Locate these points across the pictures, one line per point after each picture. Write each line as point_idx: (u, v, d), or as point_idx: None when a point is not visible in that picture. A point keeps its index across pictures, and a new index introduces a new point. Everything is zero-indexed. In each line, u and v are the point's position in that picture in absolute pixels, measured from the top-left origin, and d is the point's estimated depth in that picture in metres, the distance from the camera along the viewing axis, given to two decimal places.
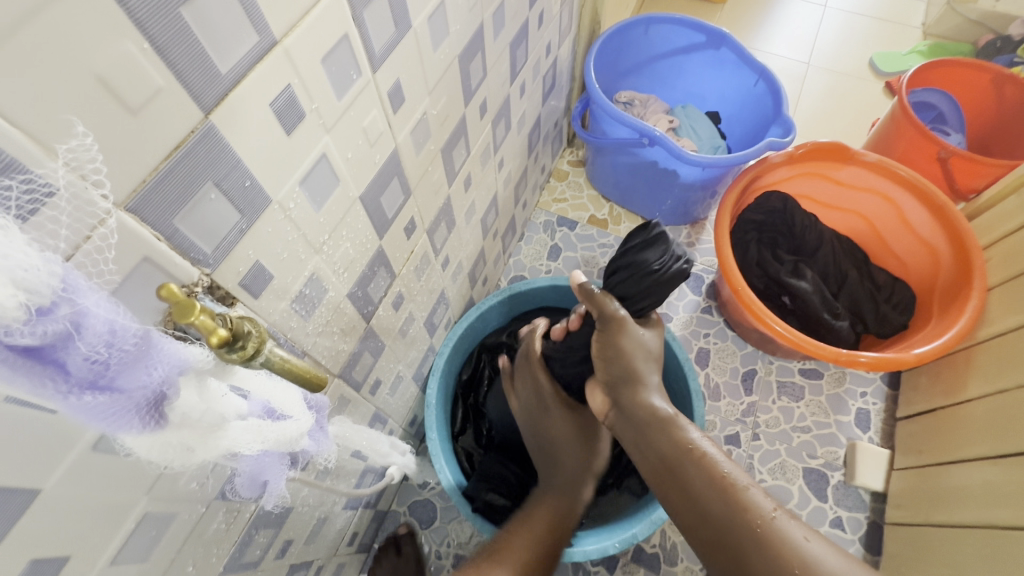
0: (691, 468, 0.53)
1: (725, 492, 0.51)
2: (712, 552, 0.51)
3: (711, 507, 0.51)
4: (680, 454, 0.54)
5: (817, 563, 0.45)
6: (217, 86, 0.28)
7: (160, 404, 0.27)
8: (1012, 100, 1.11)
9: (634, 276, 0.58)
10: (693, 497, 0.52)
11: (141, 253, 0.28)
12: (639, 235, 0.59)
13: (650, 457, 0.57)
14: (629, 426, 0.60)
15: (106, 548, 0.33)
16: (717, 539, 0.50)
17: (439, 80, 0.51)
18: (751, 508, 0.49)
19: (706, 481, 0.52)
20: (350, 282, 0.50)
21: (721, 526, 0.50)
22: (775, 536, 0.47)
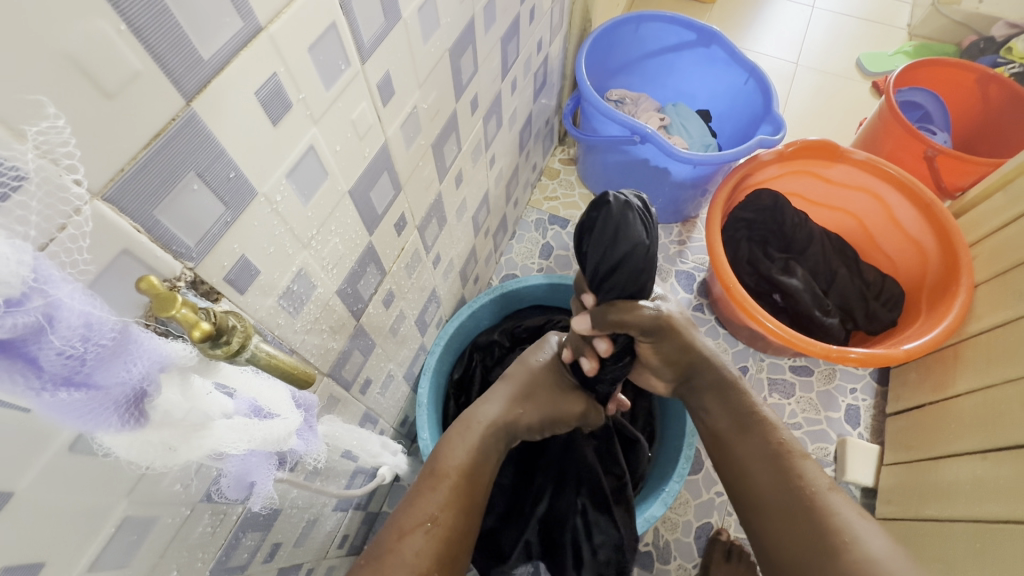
0: (753, 433, 0.58)
1: (782, 459, 0.55)
2: (759, 513, 0.55)
3: (765, 467, 0.55)
4: (747, 419, 0.59)
5: (864, 537, 0.48)
6: (198, 73, 0.27)
7: (141, 401, 0.26)
8: (996, 99, 1.12)
9: (625, 267, 0.51)
10: (748, 461, 0.57)
11: (120, 245, 0.27)
12: (600, 230, 0.49)
13: (713, 422, 0.62)
14: (693, 391, 0.65)
15: (84, 553, 0.32)
16: (766, 501, 0.54)
17: (430, 73, 0.51)
18: (804, 477, 0.53)
19: (765, 446, 0.57)
20: (340, 279, 0.49)
21: (773, 490, 0.54)
22: (825, 506, 0.51)
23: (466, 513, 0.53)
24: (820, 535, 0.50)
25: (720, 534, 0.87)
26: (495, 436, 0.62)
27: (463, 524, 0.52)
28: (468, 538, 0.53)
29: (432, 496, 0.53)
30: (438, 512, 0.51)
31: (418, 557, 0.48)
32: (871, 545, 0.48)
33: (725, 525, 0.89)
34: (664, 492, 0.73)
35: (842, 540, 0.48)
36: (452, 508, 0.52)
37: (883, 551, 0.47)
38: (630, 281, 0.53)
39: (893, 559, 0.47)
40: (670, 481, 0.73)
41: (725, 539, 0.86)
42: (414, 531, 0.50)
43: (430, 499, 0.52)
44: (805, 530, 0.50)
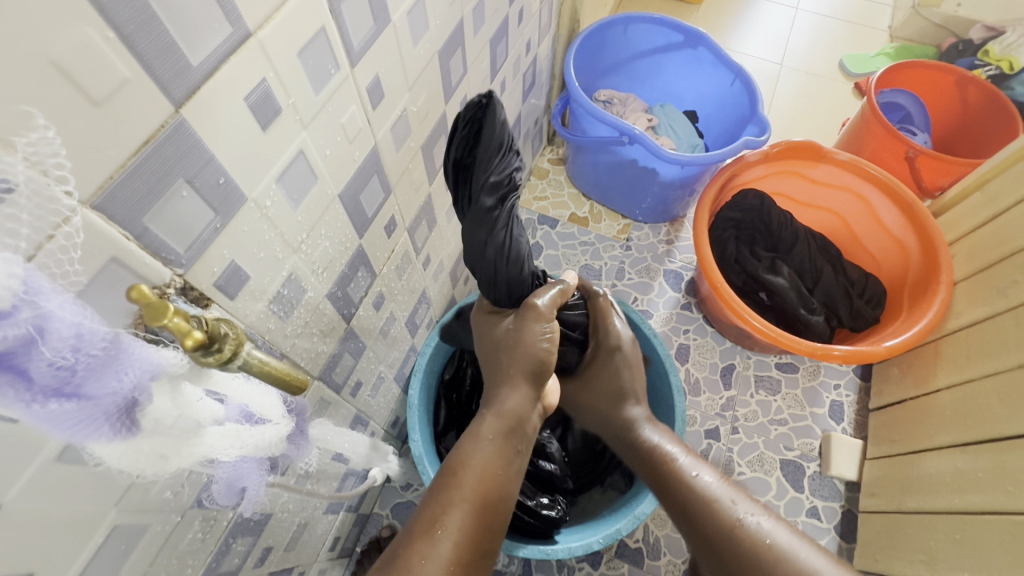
0: (679, 485, 0.59)
1: (705, 501, 0.56)
2: (705, 557, 0.55)
3: (703, 523, 0.55)
4: (664, 472, 0.61)
5: (789, 559, 0.50)
6: (187, 78, 0.27)
7: (132, 410, 0.26)
8: (974, 100, 1.15)
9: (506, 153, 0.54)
10: (682, 513, 0.58)
11: (108, 253, 0.26)
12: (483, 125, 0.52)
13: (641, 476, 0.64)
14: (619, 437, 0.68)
15: (75, 562, 0.31)
16: (706, 547, 0.55)
17: (419, 76, 0.51)
18: (725, 515, 0.54)
19: (697, 501, 0.57)
20: (330, 283, 0.49)
21: (706, 535, 0.55)
22: (750, 540, 0.52)
23: (483, 513, 0.49)
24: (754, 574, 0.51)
25: None
26: (513, 431, 0.55)
27: (478, 523, 0.48)
28: (483, 544, 0.48)
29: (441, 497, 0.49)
30: (447, 515, 0.47)
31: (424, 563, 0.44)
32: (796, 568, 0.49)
33: None
34: None
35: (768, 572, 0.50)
36: (464, 508, 0.48)
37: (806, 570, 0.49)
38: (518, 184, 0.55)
39: (814, 572, 0.49)
40: None
41: None
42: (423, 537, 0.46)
43: (444, 499, 0.49)
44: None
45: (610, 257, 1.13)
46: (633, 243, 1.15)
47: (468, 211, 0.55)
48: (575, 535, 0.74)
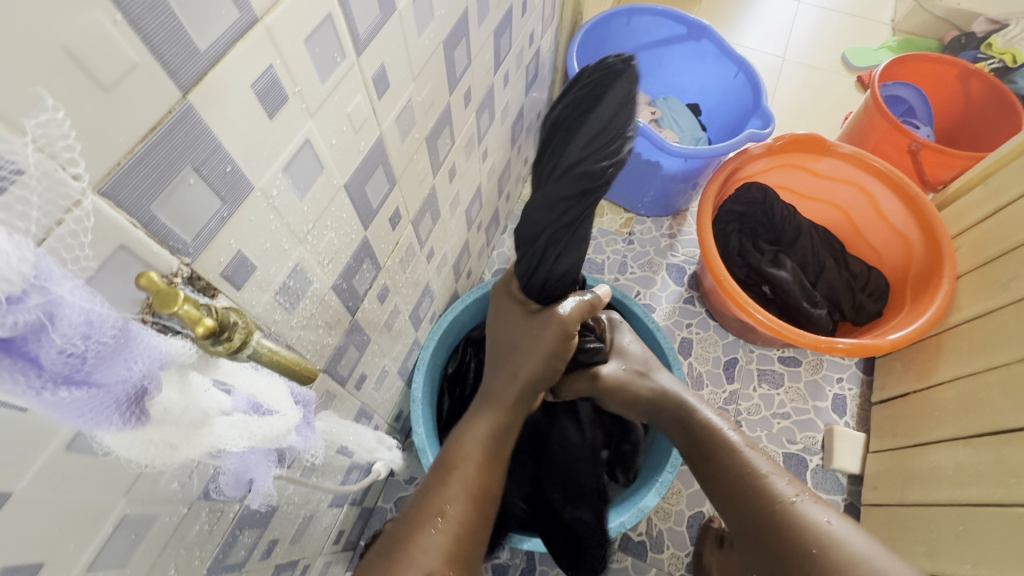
0: (725, 460, 0.58)
1: (751, 477, 0.55)
2: (740, 530, 0.54)
3: (739, 493, 0.55)
4: (712, 447, 0.61)
5: (836, 542, 0.47)
6: (195, 63, 0.26)
7: (141, 400, 0.26)
8: (977, 94, 1.15)
9: (608, 138, 0.51)
10: (725, 487, 0.57)
11: (117, 240, 0.26)
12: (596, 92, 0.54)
13: (689, 453, 0.64)
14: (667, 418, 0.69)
15: (84, 554, 0.31)
16: (746, 522, 0.53)
17: (424, 65, 0.50)
18: (759, 484, 0.54)
19: (734, 472, 0.57)
20: (335, 275, 0.48)
21: (748, 509, 0.53)
22: (794, 516, 0.50)
23: (481, 503, 0.50)
24: (794, 552, 0.48)
25: (711, 522, 0.88)
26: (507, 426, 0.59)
27: (476, 515, 0.49)
28: (480, 533, 0.49)
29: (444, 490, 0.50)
30: (448, 505, 0.48)
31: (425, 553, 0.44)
32: (842, 550, 0.46)
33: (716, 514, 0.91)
34: (657, 482, 0.73)
35: (810, 551, 0.47)
36: (463, 499, 0.49)
37: (853, 554, 0.46)
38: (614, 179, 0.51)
39: (840, 540, 0.47)
40: (664, 470, 0.74)
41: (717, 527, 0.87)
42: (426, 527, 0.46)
43: (445, 491, 0.49)
44: (785, 547, 0.49)
45: (613, 251, 1.13)
46: (635, 237, 1.14)
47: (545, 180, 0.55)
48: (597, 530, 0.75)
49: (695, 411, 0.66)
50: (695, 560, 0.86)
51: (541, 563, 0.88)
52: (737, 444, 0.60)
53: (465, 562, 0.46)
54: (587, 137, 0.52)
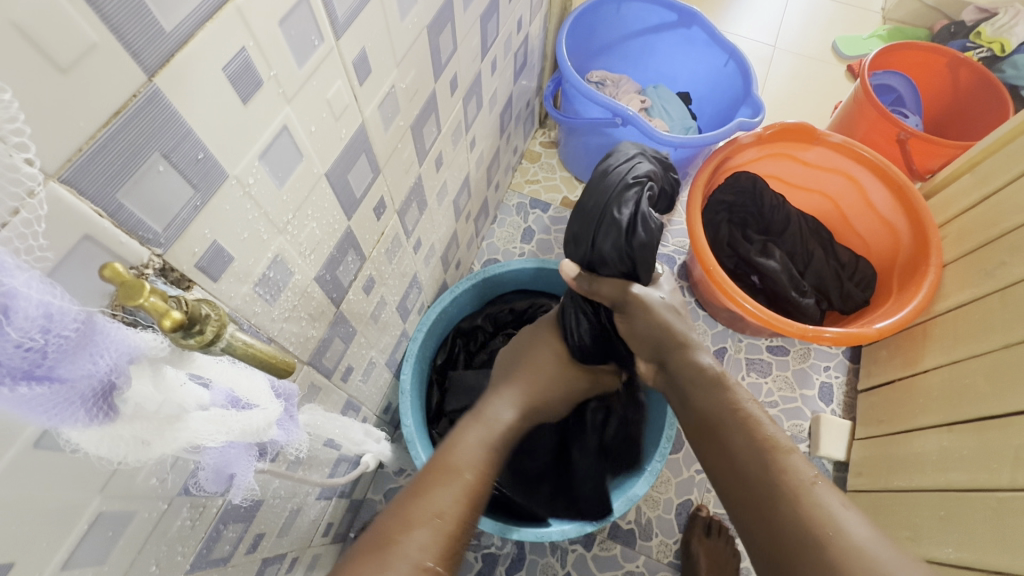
0: (734, 431, 0.51)
1: (768, 449, 0.49)
2: (737, 503, 0.49)
3: (745, 464, 0.49)
4: (720, 416, 0.53)
5: (850, 530, 0.42)
6: (160, 46, 0.25)
7: (110, 395, 0.25)
8: (966, 83, 1.15)
9: (605, 228, 0.63)
10: (730, 456, 0.50)
11: (81, 231, 0.25)
12: (640, 245, 0.61)
13: (690, 419, 0.57)
14: (676, 389, 0.60)
15: (57, 553, 0.30)
16: (751, 495, 0.47)
17: (407, 51, 0.49)
18: (773, 459, 0.48)
19: (746, 441, 0.50)
20: (318, 265, 0.47)
21: (756, 482, 0.48)
22: (810, 500, 0.45)
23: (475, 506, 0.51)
24: (807, 536, 0.43)
25: (700, 510, 0.89)
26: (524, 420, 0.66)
27: (471, 520, 0.49)
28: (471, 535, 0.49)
29: (444, 491, 0.49)
30: (446, 507, 0.48)
31: (421, 550, 0.44)
32: (853, 541, 0.42)
33: (704, 501, 0.92)
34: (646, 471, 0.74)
35: (827, 533, 0.42)
36: (462, 503, 0.49)
37: (868, 543, 0.42)
38: (592, 222, 0.65)
39: (853, 535, 0.42)
40: (653, 459, 0.75)
41: (705, 515, 0.89)
42: (423, 526, 0.46)
43: (439, 493, 0.49)
44: (791, 533, 0.44)
45: None
46: None
47: (610, 183, 0.64)
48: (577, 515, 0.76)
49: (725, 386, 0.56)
50: (683, 547, 0.87)
51: (531, 552, 0.88)
52: (758, 415, 0.52)
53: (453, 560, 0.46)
54: (611, 219, 0.62)
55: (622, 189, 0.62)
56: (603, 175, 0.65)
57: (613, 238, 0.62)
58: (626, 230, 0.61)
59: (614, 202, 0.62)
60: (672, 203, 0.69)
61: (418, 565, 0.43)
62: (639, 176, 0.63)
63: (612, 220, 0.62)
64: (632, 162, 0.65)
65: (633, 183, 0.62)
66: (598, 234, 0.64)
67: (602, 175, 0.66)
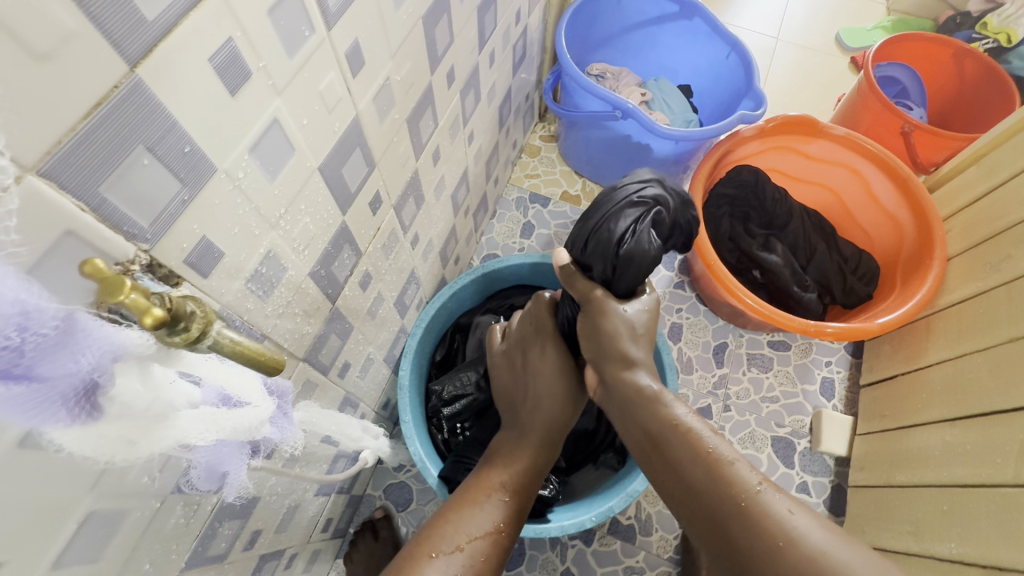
0: (678, 448, 0.50)
1: (711, 463, 0.48)
2: (692, 519, 0.48)
3: (693, 481, 0.48)
4: (661, 432, 0.51)
5: (801, 536, 0.42)
6: (142, 34, 0.24)
7: (91, 394, 0.25)
8: (971, 74, 1.13)
9: (600, 237, 0.59)
10: (675, 476, 0.49)
11: (62, 226, 0.25)
12: (630, 262, 0.57)
13: (633, 437, 0.54)
14: (615, 402, 0.57)
15: (46, 554, 0.30)
16: (702, 514, 0.47)
17: (402, 42, 0.48)
18: (718, 473, 0.47)
19: (690, 457, 0.49)
20: (312, 261, 0.47)
21: (705, 500, 0.47)
22: (760, 510, 0.44)
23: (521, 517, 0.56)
24: (763, 547, 0.43)
25: None
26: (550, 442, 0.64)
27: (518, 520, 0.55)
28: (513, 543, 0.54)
29: (494, 505, 0.54)
30: (500, 523, 0.53)
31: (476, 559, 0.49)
32: (806, 546, 0.42)
33: None
34: None
35: (779, 545, 0.42)
36: (511, 517, 0.55)
37: (822, 546, 0.41)
38: (589, 228, 0.61)
39: (807, 539, 0.42)
40: None
41: None
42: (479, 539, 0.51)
43: (490, 507, 0.54)
44: (746, 546, 0.43)
45: None
46: None
47: (617, 199, 0.60)
48: (568, 514, 0.75)
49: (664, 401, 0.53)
50: (684, 542, 0.87)
51: (531, 548, 0.88)
52: (699, 427, 0.51)
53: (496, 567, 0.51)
54: (608, 230, 0.59)
55: (628, 207, 0.59)
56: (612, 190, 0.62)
57: (601, 246, 0.58)
58: (615, 242, 0.58)
59: (616, 216, 0.59)
60: (682, 239, 0.64)
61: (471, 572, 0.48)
62: (646, 197, 0.60)
63: (604, 228, 0.59)
64: (645, 185, 0.61)
65: (637, 202, 0.59)
66: (590, 239, 0.60)
67: (610, 190, 0.62)
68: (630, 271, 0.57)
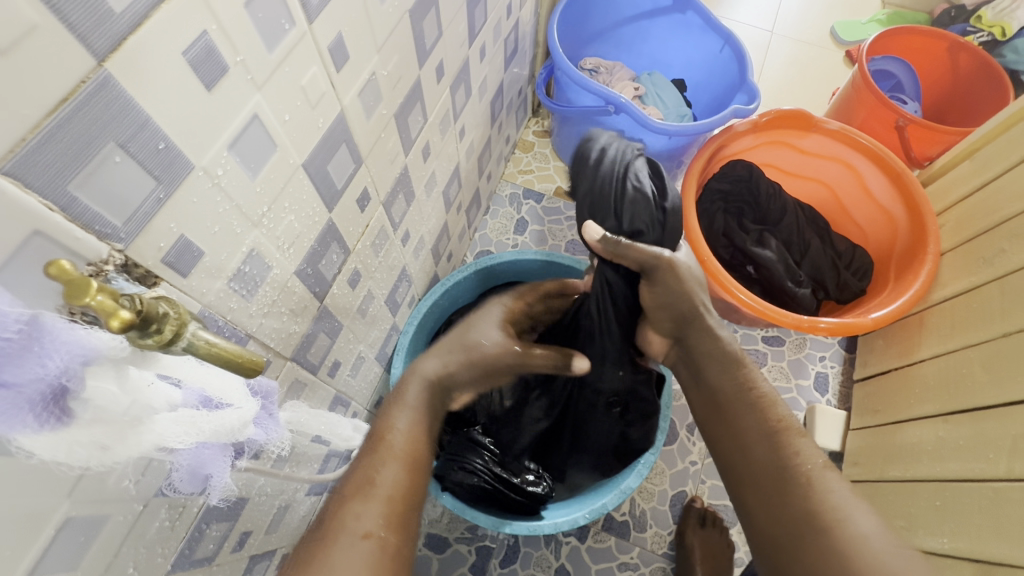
0: (747, 413, 0.52)
1: (780, 433, 0.50)
2: (741, 481, 0.50)
3: (756, 445, 0.50)
4: (732, 396, 0.54)
5: (852, 517, 0.43)
6: (110, 28, 0.24)
7: (63, 398, 0.25)
8: (965, 68, 1.13)
9: (632, 198, 0.60)
10: (739, 436, 0.51)
11: (29, 226, 0.24)
12: (669, 213, 0.61)
13: (702, 396, 0.57)
14: (689, 367, 0.60)
15: (23, 561, 0.29)
16: (757, 475, 0.49)
17: (389, 36, 0.47)
18: (785, 443, 0.49)
19: (758, 423, 0.51)
20: (298, 259, 0.46)
21: (763, 464, 0.49)
22: (818, 482, 0.46)
23: (416, 471, 0.48)
24: (812, 518, 0.44)
25: (694, 502, 0.89)
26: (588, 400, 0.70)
27: (412, 482, 0.47)
28: (417, 500, 0.47)
29: (380, 460, 0.47)
30: (379, 473, 0.46)
31: (360, 519, 0.42)
32: (857, 526, 0.43)
33: (699, 493, 0.91)
34: (639, 464, 0.73)
35: (829, 518, 0.43)
36: (397, 466, 0.47)
37: (870, 531, 0.43)
38: (615, 195, 0.60)
39: (854, 520, 0.43)
40: (646, 452, 0.75)
41: (700, 507, 0.89)
42: (356, 496, 0.44)
43: (376, 460, 0.47)
44: (797, 513, 0.45)
45: None
46: None
47: (614, 159, 0.62)
48: (562, 510, 0.76)
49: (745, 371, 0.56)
50: (678, 538, 0.87)
51: (525, 545, 0.88)
52: (774, 400, 0.53)
53: (404, 523, 0.44)
54: (637, 189, 0.60)
55: (629, 163, 0.62)
56: (597, 151, 0.62)
57: (645, 207, 0.59)
58: (652, 201, 0.60)
59: (629, 175, 0.61)
60: None
61: (363, 534, 0.42)
62: (637, 152, 0.63)
63: (631, 192, 0.60)
64: (620, 142, 0.64)
65: (636, 159, 0.62)
66: (624, 206, 0.60)
67: (599, 154, 0.62)
68: (673, 221, 0.61)
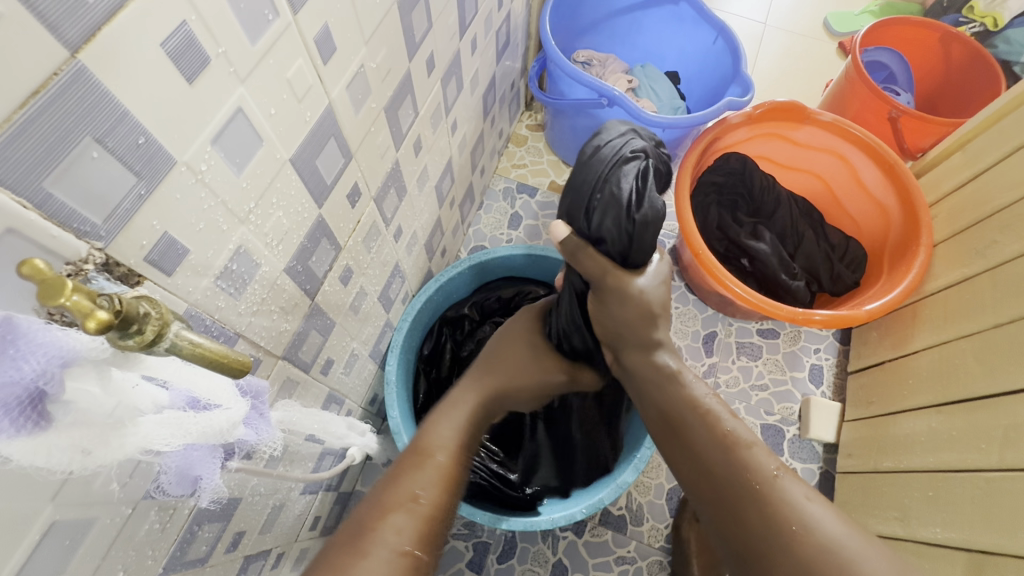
0: (696, 428, 0.53)
1: (731, 447, 0.50)
2: (703, 501, 0.50)
3: (711, 462, 0.50)
4: (681, 415, 0.54)
5: (815, 523, 0.44)
6: (82, 18, 0.23)
7: (39, 402, 0.24)
8: (958, 59, 1.13)
9: (605, 202, 0.54)
10: (694, 456, 0.52)
11: (3, 224, 0.23)
12: (641, 225, 0.54)
13: (653, 416, 0.57)
14: (635, 385, 0.61)
15: (6, 567, 0.29)
16: (717, 494, 0.49)
17: (377, 28, 0.46)
18: (737, 457, 0.49)
19: (707, 438, 0.52)
20: (287, 256, 0.45)
21: (721, 481, 0.49)
22: (776, 492, 0.47)
23: (449, 490, 0.51)
24: (777, 531, 0.45)
25: None
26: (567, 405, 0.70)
27: (448, 501, 0.50)
28: (447, 516, 0.49)
29: (417, 474, 0.50)
30: (420, 491, 0.49)
31: (399, 534, 0.44)
32: (821, 533, 0.43)
33: None
34: (635, 458, 0.72)
35: (792, 531, 0.44)
36: (434, 485, 0.50)
37: (835, 536, 0.43)
38: (588, 193, 0.56)
39: (818, 525, 0.44)
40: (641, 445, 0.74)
41: None
42: (399, 509, 0.46)
43: (417, 476, 0.50)
44: (761, 529, 0.45)
45: None
46: None
47: (602, 155, 0.56)
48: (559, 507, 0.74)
49: (687, 386, 0.56)
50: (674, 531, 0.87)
51: (522, 540, 0.88)
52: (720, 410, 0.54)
53: (433, 541, 0.46)
54: (612, 193, 0.54)
55: (618, 162, 0.55)
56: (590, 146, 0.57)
57: (612, 212, 0.54)
58: (624, 205, 0.54)
59: (614, 175, 0.55)
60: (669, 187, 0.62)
61: (399, 550, 0.43)
62: (637, 150, 0.56)
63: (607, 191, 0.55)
64: (626, 136, 0.57)
65: (632, 157, 0.55)
66: (592, 208, 0.56)
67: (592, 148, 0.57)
68: (644, 234, 0.55)
